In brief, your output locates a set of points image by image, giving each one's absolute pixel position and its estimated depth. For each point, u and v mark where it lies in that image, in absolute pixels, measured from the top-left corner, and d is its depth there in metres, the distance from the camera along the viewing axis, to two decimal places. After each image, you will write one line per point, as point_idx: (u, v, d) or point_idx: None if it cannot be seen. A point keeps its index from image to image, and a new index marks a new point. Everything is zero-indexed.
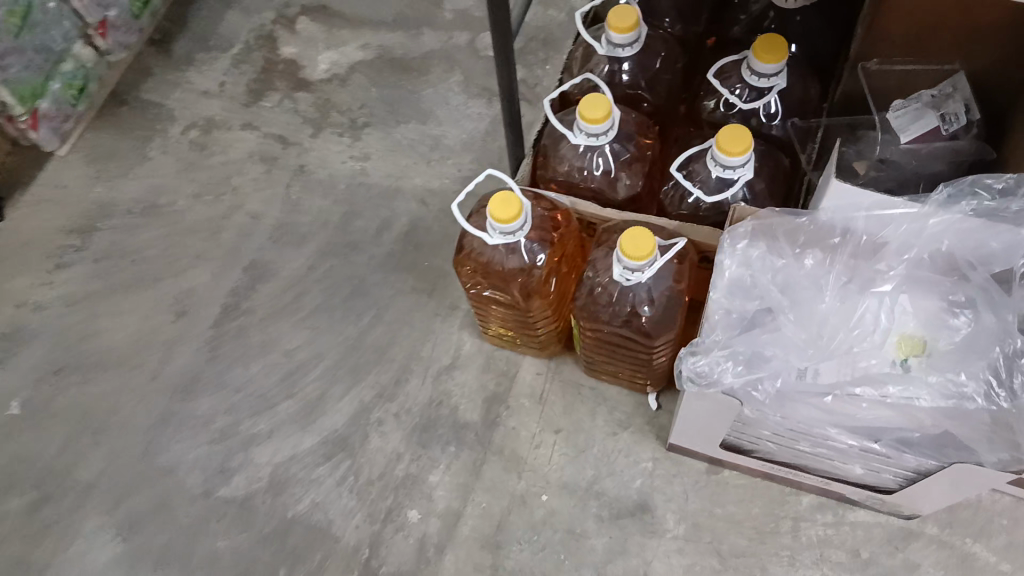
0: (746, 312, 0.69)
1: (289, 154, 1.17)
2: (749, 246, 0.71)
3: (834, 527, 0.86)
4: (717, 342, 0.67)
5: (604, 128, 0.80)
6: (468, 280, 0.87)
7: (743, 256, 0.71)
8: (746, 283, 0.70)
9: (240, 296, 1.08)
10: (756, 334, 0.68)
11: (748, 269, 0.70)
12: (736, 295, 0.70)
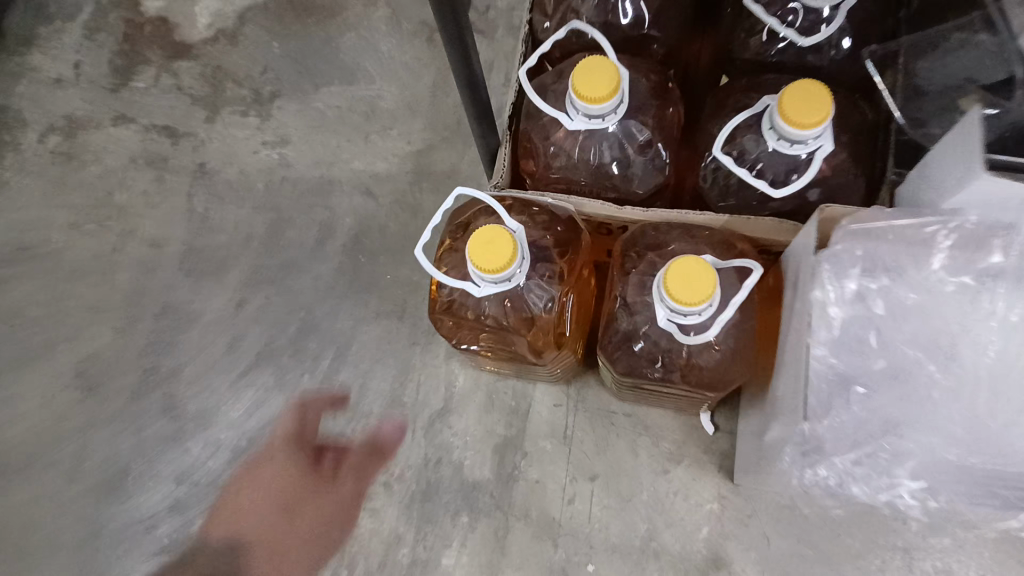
0: (870, 375, 0.48)
1: (182, 150, 0.90)
2: (861, 276, 0.49)
3: (955, 551, 0.70)
4: (836, 430, 0.48)
5: (610, 108, 0.55)
6: (450, 334, 0.64)
7: (855, 291, 0.49)
8: (864, 331, 0.49)
9: (158, 352, 0.83)
10: (890, 410, 0.48)
11: (863, 308, 0.49)
12: (846, 351, 0.49)
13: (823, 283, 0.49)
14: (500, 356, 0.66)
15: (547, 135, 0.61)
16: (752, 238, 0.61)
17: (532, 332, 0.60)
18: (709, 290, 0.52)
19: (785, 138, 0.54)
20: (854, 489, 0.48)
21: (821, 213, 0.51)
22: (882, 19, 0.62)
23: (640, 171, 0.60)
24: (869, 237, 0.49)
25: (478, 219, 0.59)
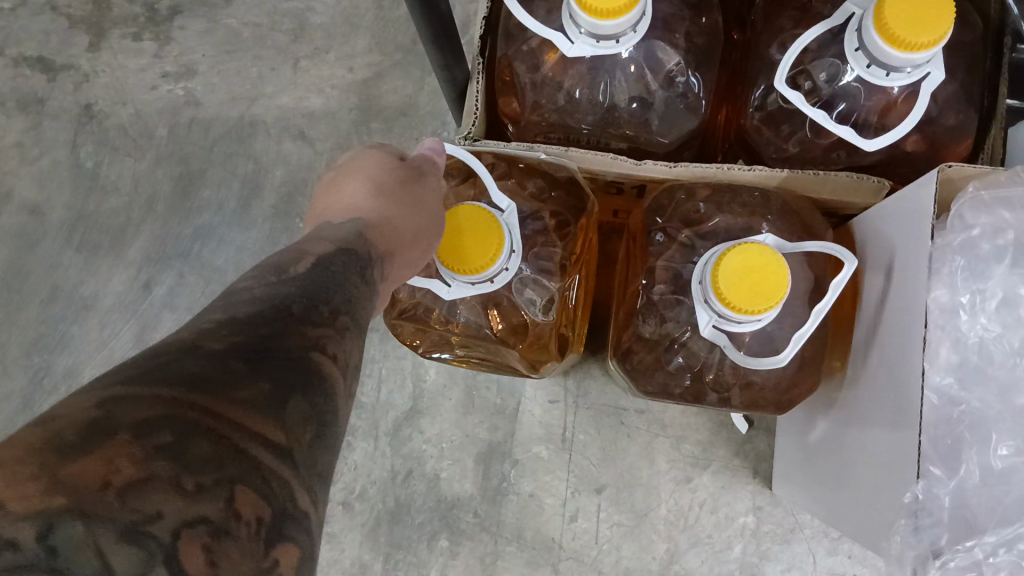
0: (1008, 413, 0.34)
1: (62, 86, 0.70)
2: (996, 272, 0.34)
3: None
4: (962, 495, 0.33)
5: (628, 23, 0.38)
6: (411, 340, 0.48)
7: (986, 293, 0.34)
8: (1000, 349, 0.35)
9: (51, 347, 0.66)
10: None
11: (999, 317, 0.35)
12: (972, 385, 0.34)
13: (942, 279, 0.34)
14: (479, 363, 0.51)
15: (535, 67, 0.43)
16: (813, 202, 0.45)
17: (520, 339, 0.45)
18: (758, 308, 0.36)
19: (882, 63, 0.37)
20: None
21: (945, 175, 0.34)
22: None
23: (665, 113, 0.43)
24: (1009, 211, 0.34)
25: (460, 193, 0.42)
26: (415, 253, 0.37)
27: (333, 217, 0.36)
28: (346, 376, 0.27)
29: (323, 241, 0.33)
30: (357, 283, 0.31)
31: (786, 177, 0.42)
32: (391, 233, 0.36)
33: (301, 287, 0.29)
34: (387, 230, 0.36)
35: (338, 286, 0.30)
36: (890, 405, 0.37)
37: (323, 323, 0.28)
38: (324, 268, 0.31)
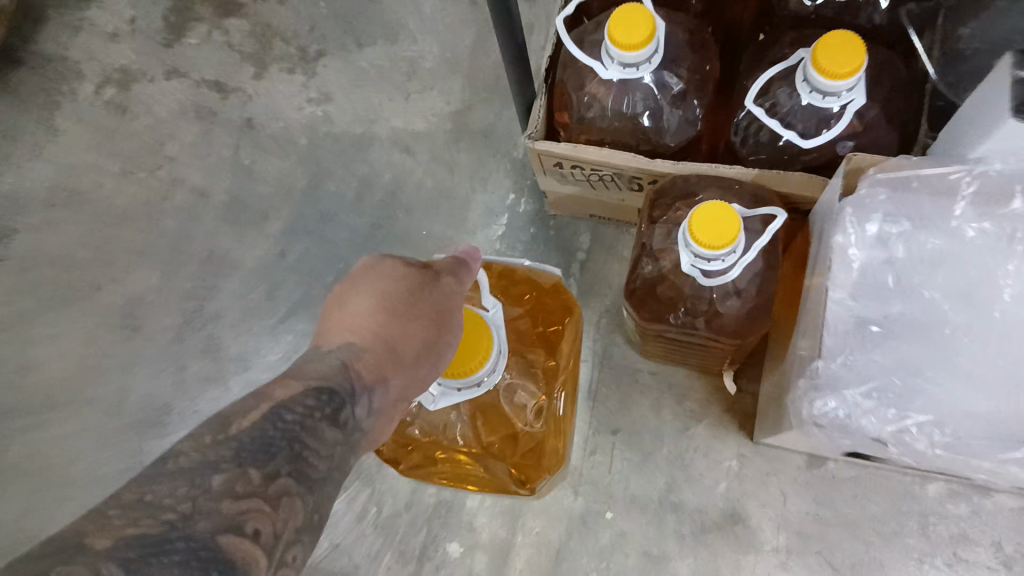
0: (887, 317, 0.49)
1: (230, 106, 0.93)
2: (884, 221, 0.50)
3: (969, 519, 0.70)
4: (850, 365, 0.48)
5: (646, 55, 0.56)
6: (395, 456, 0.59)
7: (875, 235, 0.50)
8: (880, 273, 0.50)
9: (202, 295, 0.87)
10: (904, 347, 0.49)
11: (885, 251, 0.50)
12: (868, 295, 0.49)
13: (844, 228, 0.49)
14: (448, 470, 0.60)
15: (585, 87, 0.62)
16: (781, 194, 0.61)
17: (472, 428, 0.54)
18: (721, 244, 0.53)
19: (819, 91, 0.55)
20: (863, 418, 0.47)
21: (849, 165, 0.49)
22: None
23: (673, 123, 0.62)
24: (896, 183, 0.49)
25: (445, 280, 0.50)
26: (416, 373, 0.47)
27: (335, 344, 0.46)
28: (266, 552, 0.34)
29: (304, 378, 0.42)
30: (328, 421, 0.40)
31: (755, 175, 0.60)
32: (383, 364, 0.45)
33: (241, 445, 0.36)
34: (378, 359, 0.45)
35: (283, 447, 0.37)
36: (811, 320, 0.52)
37: (250, 494, 0.35)
38: (280, 415, 0.38)
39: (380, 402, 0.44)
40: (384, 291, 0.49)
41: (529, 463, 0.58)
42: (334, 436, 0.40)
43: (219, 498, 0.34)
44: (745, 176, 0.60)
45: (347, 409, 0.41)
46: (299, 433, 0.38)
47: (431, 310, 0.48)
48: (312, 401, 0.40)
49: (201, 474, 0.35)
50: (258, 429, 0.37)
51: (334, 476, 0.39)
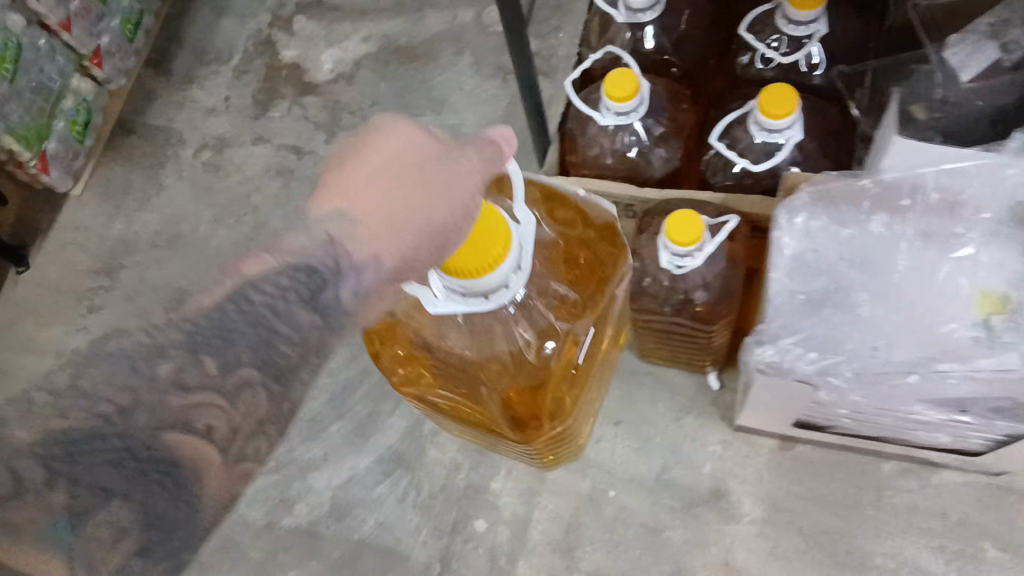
0: (814, 292, 0.63)
1: (305, 165, 1.13)
2: (808, 219, 0.65)
3: (919, 492, 0.83)
4: (784, 327, 0.62)
5: (633, 105, 0.74)
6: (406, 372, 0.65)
7: (802, 230, 0.65)
8: (809, 261, 0.64)
9: None
10: (828, 313, 0.62)
11: (810, 242, 0.65)
12: (801, 275, 0.64)
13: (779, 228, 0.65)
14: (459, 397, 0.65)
15: (588, 133, 0.80)
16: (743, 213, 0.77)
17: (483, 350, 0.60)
18: (689, 242, 0.68)
19: (763, 127, 0.72)
20: (794, 364, 0.61)
21: (784, 184, 0.67)
22: (856, 51, 0.81)
23: (657, 158, 0.79)
24: (817, 190, 0.65)
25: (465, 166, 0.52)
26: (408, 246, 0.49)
27: (333, 214, 0.49)
28: None
29: (281, 254, 0.48)
30: (303, 304, 0.48)
31: (721, 197, 0.76)
32: (378, 245, 0.49)
33: (198, 321, 0.45)
34: (371, 238, 0.49)
35: None
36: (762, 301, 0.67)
37: None
38: (245, 295, 0.47)
39: (371, 277, 0.50)
40: (394, 168, 0.50)
41: (534, 393, 0.63)
42: (310, 321, 0.48)
43: (164, 394, 0.45)
44: (713, 198, 0.76)
45: (327, 290, 0.49)
46: (267, 314, 0.47)
47: (440, 197, 0.49)
48: (291, 278, 0.48)
49: (152, 360, 0.45)
50: (214, 313, 0.47)
51: (304, 361, 0.49)
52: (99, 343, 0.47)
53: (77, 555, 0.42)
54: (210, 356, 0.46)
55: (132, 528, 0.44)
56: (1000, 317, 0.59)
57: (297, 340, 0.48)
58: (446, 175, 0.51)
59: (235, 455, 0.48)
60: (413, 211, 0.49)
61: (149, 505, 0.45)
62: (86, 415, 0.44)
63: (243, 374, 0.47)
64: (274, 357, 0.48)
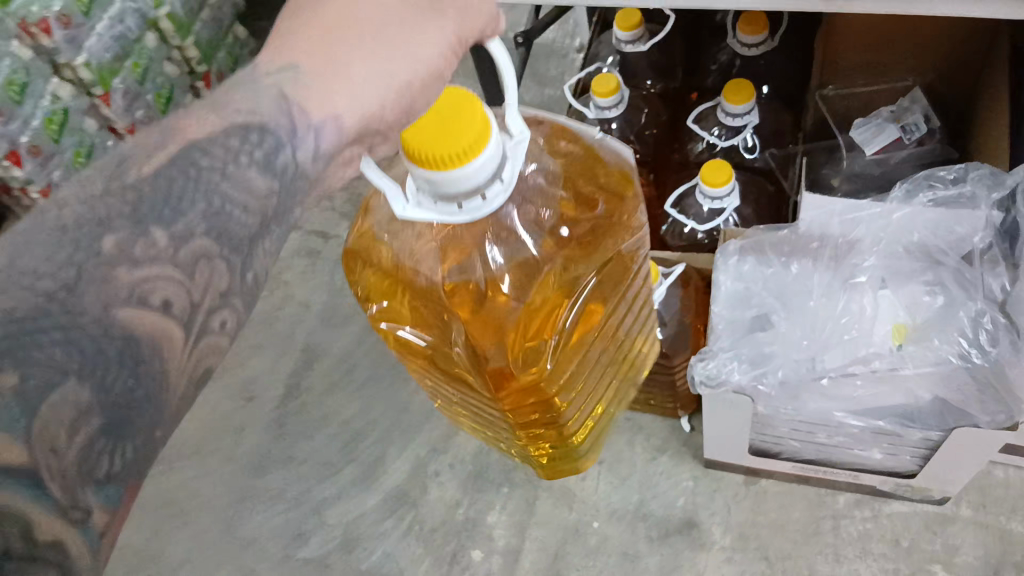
0: (747, 319, 0.77)
1: (331, 245, 1.28)
2: (741, 261, 0.79)
3: (873, 521, 0.90)
4: (722, 347, 0.74)
5: None
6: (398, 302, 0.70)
7: (737, 270, 0.79)
8: (743, 294, 0.78)
9: (299, 374, 1.16)
10: (757, 336, 0.75)
11: (743, 281, 0.79)
12: (735, 305, 0.77)
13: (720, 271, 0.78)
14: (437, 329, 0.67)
15: None
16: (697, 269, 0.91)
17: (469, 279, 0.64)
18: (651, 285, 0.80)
19: (707, 196, 0.86)
20: (732, 376, 0.73)
21: (725, 236, 0.81)
22: (787, 137, 0.97)
23: None
24: (747, 238, 0.78)
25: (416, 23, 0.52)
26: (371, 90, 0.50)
27: (280, 56, 0.50)
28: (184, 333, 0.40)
29: (225, 116, 0.46)
30: (257, 166, 0.45)
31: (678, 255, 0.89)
32: (340, 103, 0.50)
33: (138, 197, 0.40)
34: (331, 95, 0.49)
35: (199, 199, 0.41)
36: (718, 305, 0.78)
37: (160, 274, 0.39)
38: (192, 158, 0.43)
39: (330, 142, 0.50)
40: (350, 13, 0.51)
41: (486, 332, 0.64)
42: (264, 183, 0.45)
43: (113, 268, 0.38)
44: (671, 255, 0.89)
45: (284, 152, 0.46)
46: (216, 179, 0.43)
47: (405, 50, 0.52)
48: (243, 139, 0.45)
49: (92, 232, 0.38)
50: (156, 179, 0.41)
51: (266, 231, 0.45)
52: (23, 219, 0.39)
53: (36, 439, 0.34)
54: (159, 228, 0.40)
55: (94, 408, 0.35)
56: (906, 344, 0.71)
57: (253, 208, 0.44)
58: (412, 13, 0.52)
59: (199, 329, 0.41)
60: (375, 46, 0.51)
61: (110, 386, 0.36)
62: (28, 295, 0.36)
63: (198, 245, 0.41)
64: (229, 228, 0.42)
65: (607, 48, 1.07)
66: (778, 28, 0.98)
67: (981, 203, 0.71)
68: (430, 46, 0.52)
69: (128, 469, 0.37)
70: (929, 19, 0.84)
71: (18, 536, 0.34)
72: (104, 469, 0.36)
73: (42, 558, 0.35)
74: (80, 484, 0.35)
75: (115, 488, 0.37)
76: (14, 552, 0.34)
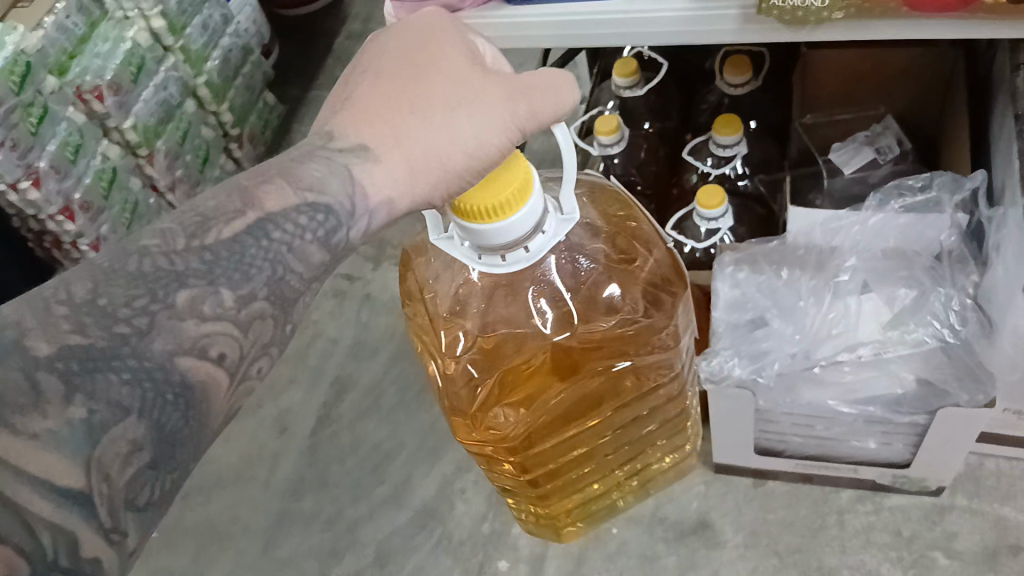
0: (743, 321, 0.84)
1: (356, 286, 1.37)
2: (736, 270, 0.86)
3: (874, 514, 0.97)
4: (723, 346, 0.82)
5: None
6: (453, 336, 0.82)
7: (732, 279, 0.86)
8: (739, 300, 0.85)
9: (329, 404, 1.24)
10: (754, 333, 0.82)
11: (739, 288, 0.86)
12: (732, 311, 0.84)
13: (718, 279, 0.86)
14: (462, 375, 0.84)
15: None
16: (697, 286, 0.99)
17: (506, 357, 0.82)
18: None
19: (701, 216, 0.96)
20: (733, 368, 0.80)
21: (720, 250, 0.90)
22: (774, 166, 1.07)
23: None
24: (739, 253, 0.87)
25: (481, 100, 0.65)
26: (410, 133, 0.64)
27: (363, 133, 0.65)
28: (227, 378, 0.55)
29: (301, 192, 0.61)
30: (320, 242, 0.60)
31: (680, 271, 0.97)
32: (396, 190, 0.64)
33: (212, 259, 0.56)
34: (389, 179, 0.64)
35: (267, 268, 0.58)
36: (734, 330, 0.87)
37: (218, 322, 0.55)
38: (269, 227, 0.58)
39: (381, 220, 0.65)
40: (432, 82, 0.65)
41: (499, 393, 0.83)
42: (320, 257, 0.61)
43: (183, 322, 0.53)
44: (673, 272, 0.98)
45: (341, 231, 0.62)
46: (283, 249, 0.58)
47: (449, 127, 0.64)
48: (312, 217, 0.60)
49: (171, 288, 0.53)
50: (233, 243, 0.57)
51: (308, 289, 0.61)
52: (105, 260, 0.54)
53: (95, 467, 0.48)
54: (228, 289, 0.56)
55: (145, 444, 0.50)
56: (888, 330, 0.79)
57: (305, 275, 0.60)
58: (480, 108, 0.64)
59: (242, 373, 0.57)
60: (434, 133, 0.64)
61: (163, 424, 0.51)
62: (107, 334, 0.50)
63: (255, 309, 0.57)
64: (281, 292, 0.58)
65: (608, 94, 1.18)
66: (761, 70, 1.10)
67: (946, 207, 0.81)
68: (486, 137, 0.64)
69: (162, 497, 0.52)
70: (892, 54, 0.95)
71: (65, 550, 0.48)
72: (144, 497, 0.51)
73: (81, 569, 0.49)
74: (122, 508, 0.50)
75: (151, 510, 0.52)
76: (60, 562, 0.48)
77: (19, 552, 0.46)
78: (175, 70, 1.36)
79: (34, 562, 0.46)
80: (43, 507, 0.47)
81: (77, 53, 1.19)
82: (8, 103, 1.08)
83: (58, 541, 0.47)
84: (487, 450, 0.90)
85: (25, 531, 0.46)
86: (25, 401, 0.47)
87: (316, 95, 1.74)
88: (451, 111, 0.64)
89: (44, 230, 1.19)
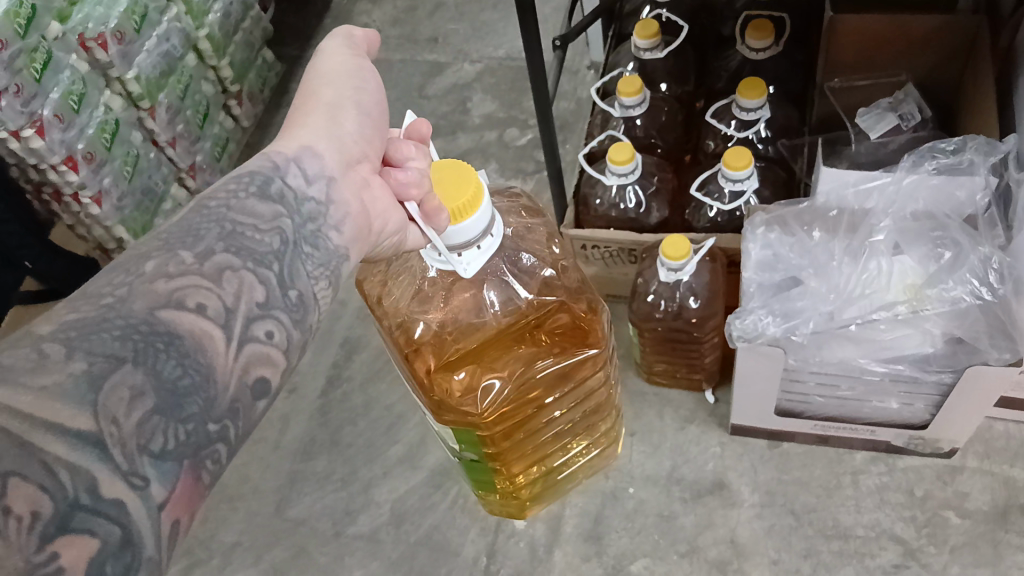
0: (774, 281, 0.85)
1: None
2: (767, 230, 0.87)
3: (888, 474, 0.99)
4: (756, 304, 0.83)
5: (629, 168, 0.99)
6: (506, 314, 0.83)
7: (764, 239, 0.87)
8: (769, 260, 0.86)
9: (340, 366, 1.23)
10: (788, 293, 0.83)
11: (770, 248, 0.87)
12: (762, 270, 0.86)
13: (747, 241, 0.87)
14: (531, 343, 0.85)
15: (597, 193, 1.05)
16: (723, 249, 1.00)
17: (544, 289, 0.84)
18: (680, 257, 0.90)
19: (728, 178, 0.96)
20: (770, 326, 0.81)
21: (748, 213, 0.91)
22: (794, 131, 1.08)
23: (652, 212, 1.04)
24: (771, 213, 0.88)
25: (318, 65, 0.70)
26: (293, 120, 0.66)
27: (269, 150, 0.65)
28: (226, 345, 0.47)
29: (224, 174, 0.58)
30: (257, 196, 0.55)
31: (706, 235, 0.99)
32: (308, 138, 0.63)
33: (166, 236, 0.51)
34: (295, 137, 0.63)
35: (213, 227, 0.51)
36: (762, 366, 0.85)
37: (181, 275, 0.48)
38: (204, 205, 0.53)
39: (315, 166, 0.60)
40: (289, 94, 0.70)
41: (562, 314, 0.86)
42: (266, 210, 0.55)
43: (153, 282, 0.46)
44: (700, 235, 0.99)
45: (275, 182, 0.57)
46: (223, 212, 0.53)
47: (315, 91, 0.68)
48: (239, 182, 0.56)
49: (138, 262, 0.48)
50: (184, 223, 0.52)
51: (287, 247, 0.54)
52: None
53: (101, 410, 0.40)
54: (185, 250, 0.49)
55: (148, 389, 0.42)
56: (923, 291, 0.80)
57: (262, 227, 0.53)
58: (319, 68, 0.70)
59: (241, 336, 0.48)
60: (312, 88, 0.68)
61: (160, 372, 0.43)
62: (94, 306, 0.44)
63: (219, 261, 0.50)
64: (243, 243, 0.51)
65: (627, 55, 1.17)
66: (781, 37, 1.11)
67: (978, 169, 0.83)
68: (341, 60, 0.71)
69: (182, 448, 0.43)
70: (916, 22, 0.96)
71: (85, 488, 0.39)
72: (159, 443, 0.42)
73: (104, 513, 0.39)
74: (138, 453, 0.41)
75: (171, 464, 0.42)
76: (80, 502, 0.39)
77: (41, 490, 0.38)
78: (177, 22, 1.32)
79: (54, 500, 0.38)
80: (58, 448, 0.39)
81: (77, 1, 1.16)
82: (13, 49, 1.04)
83: (77, 479, 0.39)
84: (574, 390, 0.91)
85: (44, 472, 0.38)
86: (30, 364, 0.40)
87: (314, 55, 1.71)
88: (308, 89, 0.69)
89: (45, 179, 1.17)
